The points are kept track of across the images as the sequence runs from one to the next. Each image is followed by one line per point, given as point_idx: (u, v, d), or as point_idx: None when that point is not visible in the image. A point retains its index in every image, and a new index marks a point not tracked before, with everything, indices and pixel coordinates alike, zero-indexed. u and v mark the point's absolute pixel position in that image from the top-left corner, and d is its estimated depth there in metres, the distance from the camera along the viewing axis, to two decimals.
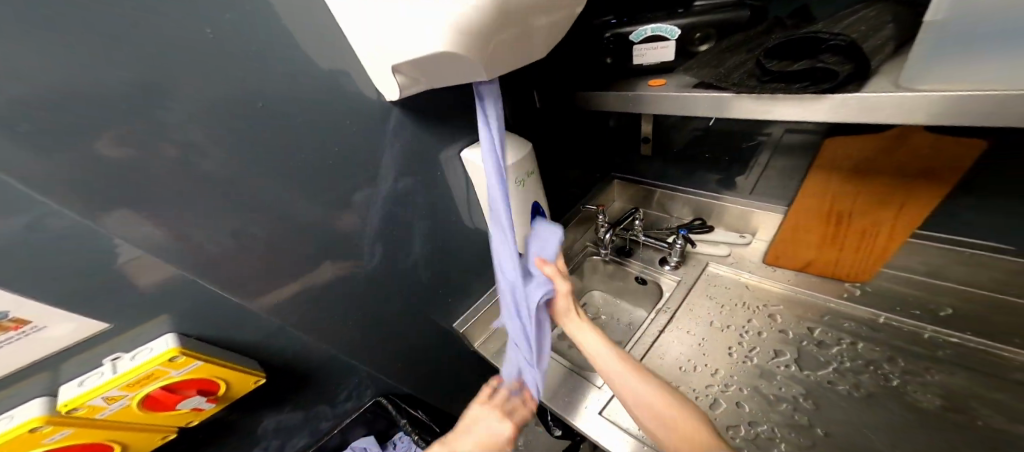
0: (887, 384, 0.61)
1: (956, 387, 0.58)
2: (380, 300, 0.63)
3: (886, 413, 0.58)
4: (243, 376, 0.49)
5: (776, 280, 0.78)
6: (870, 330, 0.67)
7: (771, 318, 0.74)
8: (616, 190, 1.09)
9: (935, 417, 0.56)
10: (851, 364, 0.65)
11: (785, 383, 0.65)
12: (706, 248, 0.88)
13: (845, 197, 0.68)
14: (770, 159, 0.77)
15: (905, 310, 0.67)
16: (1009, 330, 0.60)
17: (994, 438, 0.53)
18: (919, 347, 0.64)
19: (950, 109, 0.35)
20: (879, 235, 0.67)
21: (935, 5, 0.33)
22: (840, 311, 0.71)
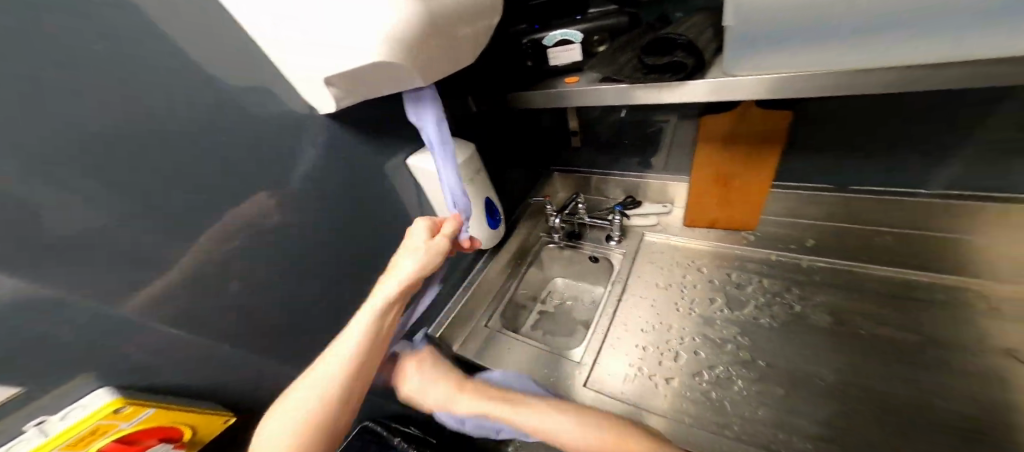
0: (792, 311, 0.73)
1: (837, 304, 0.71)
2: (347, 321, 0.64)
3: (795, 333, 0.70)
4: (207, 418, 0.45)
5: (698, 239, 0.90)
6: (768, 267, 0.80)
7: (700, 271, 0.85)
8: (558, 183, 1.14)
9: (834, 331, 0.68)
10: (764, 299, 0.76)
11: (725, 325, 0.74)
12: (639, 221, 0.98)
13: (726, 163, 0.79)
14: (671, 140, 0.88)
15: (782, 246, 0.82)
16: (859, 251, 0.75)
17: (879, 340, 0.65)
18: (799, 274, 0.77)
19: (760, 88, 0.47)
20: (753, 191, 0.80)
21: (727, 13, 0.43)
22: (743, 255, 0.84)
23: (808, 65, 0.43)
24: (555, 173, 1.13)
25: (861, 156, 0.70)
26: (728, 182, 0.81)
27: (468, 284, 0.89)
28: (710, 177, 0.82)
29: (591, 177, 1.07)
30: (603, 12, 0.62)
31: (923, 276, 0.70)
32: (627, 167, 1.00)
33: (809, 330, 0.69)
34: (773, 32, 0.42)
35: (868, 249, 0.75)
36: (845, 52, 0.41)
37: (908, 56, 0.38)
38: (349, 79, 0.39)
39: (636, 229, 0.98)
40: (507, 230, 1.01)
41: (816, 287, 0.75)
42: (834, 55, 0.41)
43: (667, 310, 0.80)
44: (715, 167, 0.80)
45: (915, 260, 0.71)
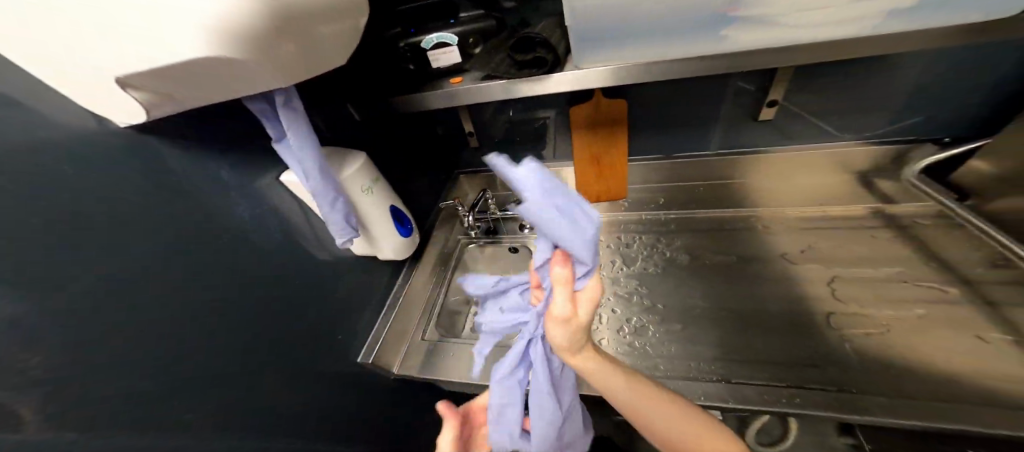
0: (665, 256, 0.88)
1: (698, 244, 0.88)
2: (264, 372, 0.54)
3: (674, 272, 0.85)
4: None
5: (591, 213, 1.03)
6: (643, 225, 0.97)
7: (599, 240, 0.97)
8: (465, 185, 1.17)
9: (698, 263, 0.85)
10: (647, 252, 0.91)
11: (627, 281, 0.86)
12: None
13: (596, 143, 0.92)
14: (555, 133, 0.99)
15: (646, 207, 1.00)
16: (709, 201, 0.95)
17: (743, 262, 0.82)
18: (660, 226, 0.95)
19: (595, 79, 0.58)
20: (619, 164, 0.95)
21: (567, 14, 0.50)
22: (626, 219, 1.00)
23: (630, 58, 0.56)
24: (460, 176, 1.15)
25: (687, 128, 0.89)
26: (599, 159, 0.95)
27: (393, 302, 0.86)
28: (586, 158, 0.95)
29: (491, 175, 1.13)
30: (474, 15, 0.63)
31: (746, 210, 0.91)
32: (524, 160, 1.08)
33: (688, 269, 0.84)
34: (605, 32, 0.53)
35: (713, 200, 0.95)
36: (652, 47, 0.55)
37: (688, 49, 0.55)
38: (161, 81, 0.29)
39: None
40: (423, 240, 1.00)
41: (682, 234, 0.92)
42: (644, 50, 0.55)
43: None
44: (587, 149, 0.94)
45: (738, 199, 0.93)
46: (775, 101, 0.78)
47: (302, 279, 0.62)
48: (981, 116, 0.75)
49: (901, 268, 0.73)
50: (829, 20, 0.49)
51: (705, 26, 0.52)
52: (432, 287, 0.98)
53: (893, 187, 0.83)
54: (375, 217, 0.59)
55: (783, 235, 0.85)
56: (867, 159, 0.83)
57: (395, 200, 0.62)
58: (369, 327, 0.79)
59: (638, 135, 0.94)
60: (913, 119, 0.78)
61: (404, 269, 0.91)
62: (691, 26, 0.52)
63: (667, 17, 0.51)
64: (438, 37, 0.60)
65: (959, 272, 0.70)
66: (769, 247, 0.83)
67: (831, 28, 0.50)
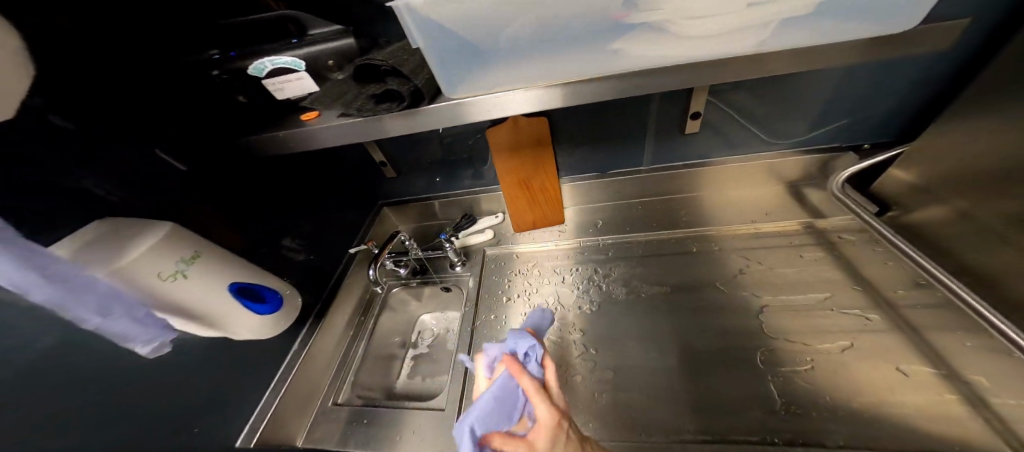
0: (602, 290, 0.79)
1: (639, 272, 0.80)
2: None
3: (611, 309, 0.76)
4: None
5: (526, 242, 0.92)
6: (580, 253, 0.87)
7: (535, 273, 0.86)
8: (392, 217, 1.03)
9: (636, 297, 0.76)
10: (583, 285, 0.81)
11: (563, 321, 0.76)
12: (477, 238, 0.95)
13: (521, 168, 0.82)
14: (482, 155, 0.88)
15: (584, 231, 0.90)
16: (650, 221, 0.87)
17: (689, 292, 0.74)
18: (598, 253, 0.86)
19: (474, 109, 0.47)
20: (550, 187, 0.86)
21: (410, 34, 0.38)
22: (563, 247, 0.89)
23: (505, 81, 0.46)
24: (384, 208, 1.00)
25: (620, 144, 0.81)
26: (529, 185, 0.85)
27: (285, 378, 0.70)
28: (514, 183, 0.84)
29: (418, 204, 1.00)
30: (331, 31, 0.49)
31: (694, 229, 0.82)
32: (452, 185, 0.96)
33: (629, 305, 0.76)
34: (466, 44, 0.42)
35: (653, 219, 0.88)
36: (527, 67, 0.45)
37: (568, 71, 0.46)
38: None
39: (477, 246, 0.95)
40: (335, 285, 0.84)
41: (625, 260, 0.82)
42: (521, 73, 0.46)
43: (505, 331, 0.79)
44: (514, 173, 0.83)
45: (684, 217, 0.85)
46: (698, 112, 0.72)
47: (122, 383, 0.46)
48: (902, 122, 0.72)
49: (829, 294, 0.69)
50: (725, 34, 0.42)
51: (587, 37, 0.43)
52: (347, 343, 0.85)
53: (822, 197, 0.80)
54: (209, 298, 0.47)
55: (728, 256, 0.77)
56: (799, 169, 0.80)
57: (234, 273, 0.51)
58: (253, 408, 0.64)
59: (569, 154, 0.84)
60: (842, 129, 0.74)
61: (305, 329, 0.75)
62: (571, 36, 0.43)
63: (538, 24, 0.40)
64: (274, 62, 0.46)
65: (884, 295, 0.67)
66: (713, 273, 0.75)
67: (730, 45, 0.43)
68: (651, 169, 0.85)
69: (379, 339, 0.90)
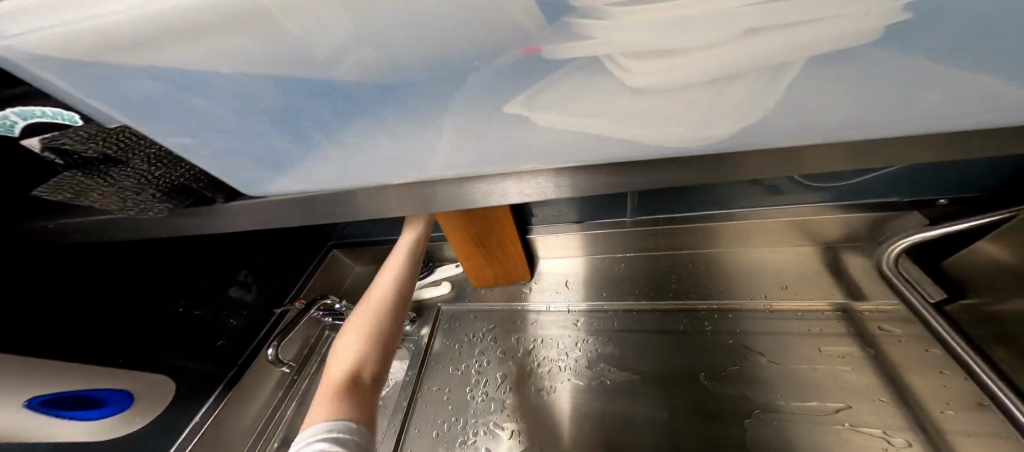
0: (559, 371, 0.63)
1: (622, 356, 0.62)
2: None
3: (582, 401, 0.59)
4: None
5: (490, 302, 0.75)
6: (546, 319, 0.70)
7: (491, 340, 0.70)
8: (346, 259, 0.84)
9: (610, 387, 0.59)
10: (539, 366, 0.64)
11: (511, 409, 0.60)
12: (429, 291, 0.78)
13: (469, 228, 0.62)
14: None
15: (552, 294, 0.72)
16: (646, 287, 0.68)
17: (681, 391, 0.56)
18: (572, 324, 0.68)
19: (320, 207, 0.34)
20: (511, 243, 0.67)
21: (112, 80, 0.20)
22: (531, 310, 0.72)
23: (322, 172, 0.30)
24: (335, 249, 0.83)
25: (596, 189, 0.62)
26: (483, 241, 0.65)
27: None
28: (467, 240, 0.65)
29: (378, 248, 0.82)
30: None
31: (703, 303, 0.63)
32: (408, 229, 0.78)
33: (593, 395, 0.59)
34: (303, 87, 0.22)
35: (649, 285, 0.68)
36: (348, 155, 0.28)
37: (480, 149, 0.27)
38: None
39: (430, 301, 0.78)
40: (257, 345, 0.67)
41: (595, 336, 0.65)
42: (422, 135, 0.26)
43: (445, 419, 0.62)
44: (465, 230, 0.62)
45: (675, 285, 0.67)
46: None
47: None
48: (998, 172, 0.49)
49: (846, 404, 0.49)
50: (698, 102, 0.21)
51: (436, 95, 0.23)
52: (269, 414, 0.65)
53: (870, 272, 0.59)
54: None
55: (729, 342, 0.59)
56: (839, 230, 0.59)
57: (38, 384, 0.42)
58: None
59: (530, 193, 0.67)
60: (892, 186, 0.53)
61: (214, 394, 0.60)
62: (415, 95, 0.23)
63: (364, 78, 0.21)
64: (23, 115, 0.32)
65: (928, 415, 0.46)
66: (702, 361, 0.58)
67: (688, 130, 0.23)
68: (636, 221, 0.67)
69: None
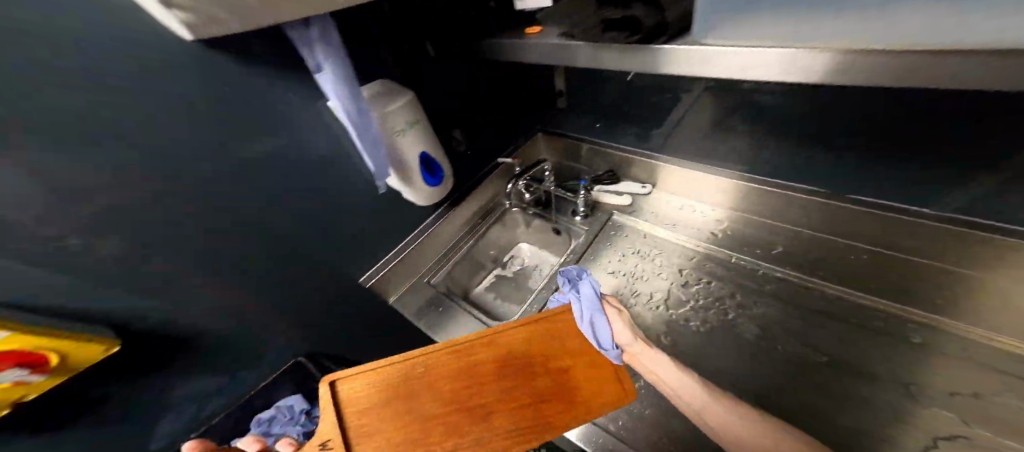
0: (725, 318, 0.67)
1: (784, 323, 0.63)
2: (284, 252, 0.66)
3: (718, 342, 0.64)
4: (85, 346, 0.45)
5: (658, 223, 0.86)
6: (723, 269, 0.74)
7: (654, 261, 0.80)
8: (542, 143, 1.09)
9: (778, 356, 0.60)
10: (703, 302, 0.70)
11: (652, 323, 0.70)
12: (612, 198, 0.93)
13: (428, 393, 0.56)
14: (681, 117, 0.77)
15: (748, 250, 0.74)
16: (870, 279, 0.64)
17: (858, 384, 0.55)
18: (752, 282, 0.69)
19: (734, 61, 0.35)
20: (512, 410, 0.55)
21: None
22: (706, 253, 0.77)
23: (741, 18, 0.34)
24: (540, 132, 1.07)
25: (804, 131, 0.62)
26: (475, 377, 0.57)
27: (401, 252, 0.90)
28: (459, 371, 0.58)
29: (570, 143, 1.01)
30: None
31: (939, 319, 0.57)
32: (606, 136, 0.94)
33: (749, 349, 0.62)
34: None
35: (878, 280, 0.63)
36: None
37: None
38: None
39: (606, 206, 0.94)
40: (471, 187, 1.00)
41: (765, 304, 0.66)
42: None
43: None
44: (437, 381, 0.57)
45: (939, 299, 0.59)
46: None
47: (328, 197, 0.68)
48: None
49: None
50: None
51: None
52: (457, 240, 1.02)
53: None
54: (407, 149, 0.67)
55: (945, 369, 0.53)
56: None
57: (424, 144, 0.70)
58: (386, 247, 0.86)
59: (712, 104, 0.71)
60: None
61: (439, 209, 0.97)
62: None
63: None
64: None
65: None
66: (899, 371, 0.54)
67: None
68: (933, 215, 0.56)
69: (485, 243, 1.05)
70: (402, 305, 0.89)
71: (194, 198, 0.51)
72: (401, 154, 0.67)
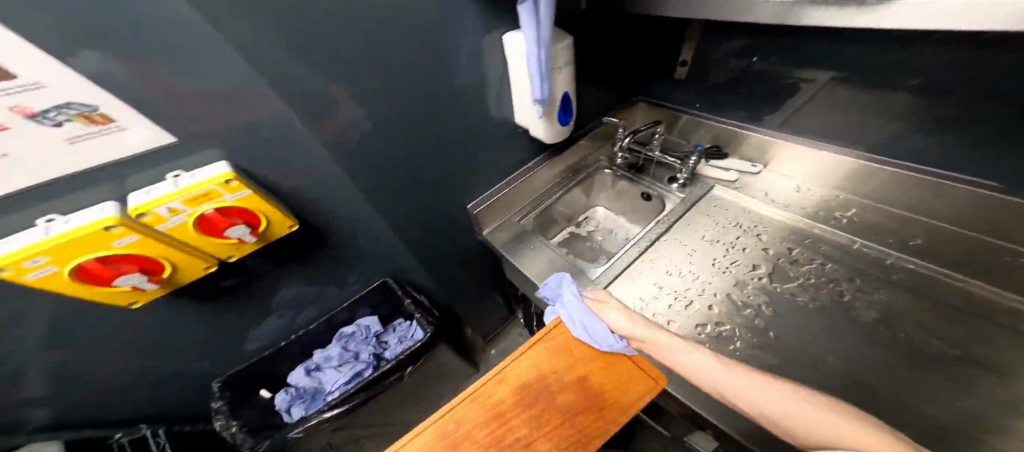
0: (840, 298, 0.68)
1: (896, 305, 0.66)
2: (428, 161, 0.81)
3: (827, 318, 0.67)
4: (281, 218, 0.63)
5: (766, 201, 0.88)
6: (842, 253, 0.76)
7: (758, 236, 0.82)
8: (639, 113, 1.16)
9: (902, 338, 0.62)
10: (815, 280, 0.72)
11: (755, 291, 0.73)
12: (718, 171, 0.96)
13: (467, 445, 0.56)
14: (802, 101, 0.81)
15: (877, 238, 0.76)
16: (995, 276, 0.65)
17: (982, 366, 0.57)
18: (877, 269, 0.72)
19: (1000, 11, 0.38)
20: (558, 426, 0.58)
21: None
22: (822, 236, 0.79)
23: None
24: (641, 102, 1.15)
25: (913, 128, 0.68)
26: (511, 410, 0.59)
27: (502, 189, 1.02)
28: (494, 412, 0.59)
29: (674, 114, 1.07)
30: None
31: None
32: (714, 110, 0.99)
33: (866, 328, 0.64)
34: None
35: (998, 278, 0.65)
36: None
37: None
38: None
39: (709, 179, 0.98)
40: (571, 141, 1.10)
41: (881, 289, 0.68)
42: None
43: (687, 257, 0.82)
44: (479, 429, 0.58)
45: None
46: None
47: (468, 123, 0.83)
48: None
49: None
50: None
51: None
52: (550, 189, 1.11)
53: None
54: (559, 85, 0.73)
55: None
56: None
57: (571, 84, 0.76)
58: (492, 182, 1.01)
59: (830, 96, 0.76)
60: None
61: (540, 156, 1.07)
62: None
63: None
64: None
65: None
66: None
67: None
68: None
69: (570, 198, 1.15)
70: (494, 236, 1.02)
71: (386, 99, 0.65)
72: (555, 89, 0.73)
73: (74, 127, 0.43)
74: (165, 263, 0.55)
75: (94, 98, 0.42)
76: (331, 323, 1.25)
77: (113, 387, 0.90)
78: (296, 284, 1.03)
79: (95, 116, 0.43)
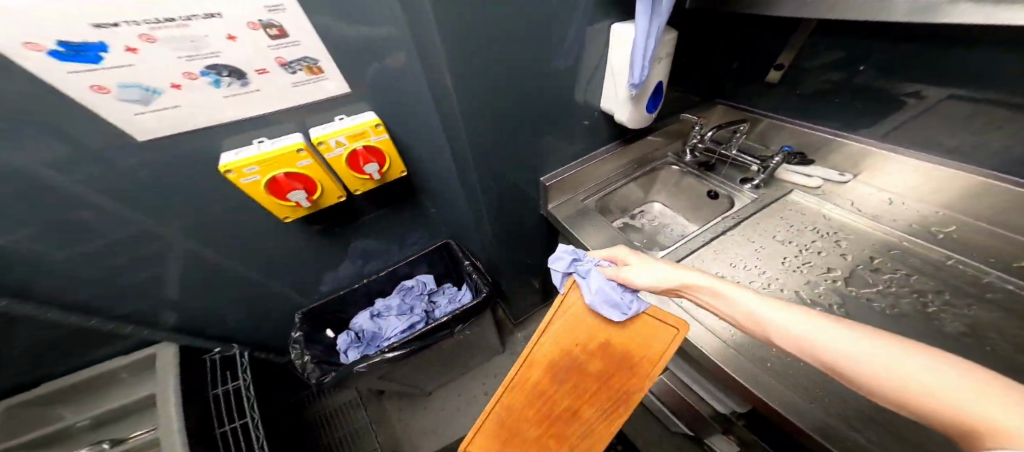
0: (923, 309, 0.68)
1: (989, 321, 0.65)
2: (522, 135, 0.90)
3: (907, 325, 0.66)
4: (398, 164, 0.75)
5: (852, 211, 0.87)
6: (933, 268, 0.74)
7: (837, 242, 0.82)
8: (716, 114, 1.18)
9: (993, 350, 0.61)
10: (897, 289, 0.72)
11: (826, 292, 0.74)
12: (800, 177, 0.96)
13: (523, 423, 0.68)
14: (910, 112, 0.79)
15: (977, 257, 0.74)
16: None
17: None
18: (969, 286, 0.70)
19: None
20: (592, 388, 0.67)
21: None
22: (913, 249, 0.78)
23: None
24: (720, 104, 1.16)
25: None
26: (549, 389, 0.67)
27: (571, 169, 1.09)
28: (535, 395, 0.67)
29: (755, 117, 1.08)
30: None
31: None
32: (804, 116, 0.98)
33: (953, 339, 0.63)
34: None
35: None
36: None
37: None
38: None
39: (789, 183, 0.98)
40: (643, 132, 1.14)
41: (972, 305, 0.67)
42: None
43: (756, 252, 0.84)
44: (527, 410, 0.68)
45: None
46: None
47: (561, 105, 0.90)
48: None
49: None
50: None
51: None
52: (617, 176, 1.16)
53: None
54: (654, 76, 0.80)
55: None
56: None
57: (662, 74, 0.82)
58: (563, 162, 1.08)
59: (941, 108, 0.74)
60: None
61: (613, 143, 1.13)
62: None
63: None
64: None
65: None
66: None
67: None
68: None
69: (632, 188, 1.19)
70: (557, 211, 1.09)
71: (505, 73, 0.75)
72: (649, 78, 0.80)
73: (301, 75, 0.62)
74: (318, 186, 0.68)
75: (318, 55, 0.60)
76: (394, 275, 1.39)
77: (226, 300, 1.06)
78: (380, 232, 1.17)
79: (315, 67, 0.62)
